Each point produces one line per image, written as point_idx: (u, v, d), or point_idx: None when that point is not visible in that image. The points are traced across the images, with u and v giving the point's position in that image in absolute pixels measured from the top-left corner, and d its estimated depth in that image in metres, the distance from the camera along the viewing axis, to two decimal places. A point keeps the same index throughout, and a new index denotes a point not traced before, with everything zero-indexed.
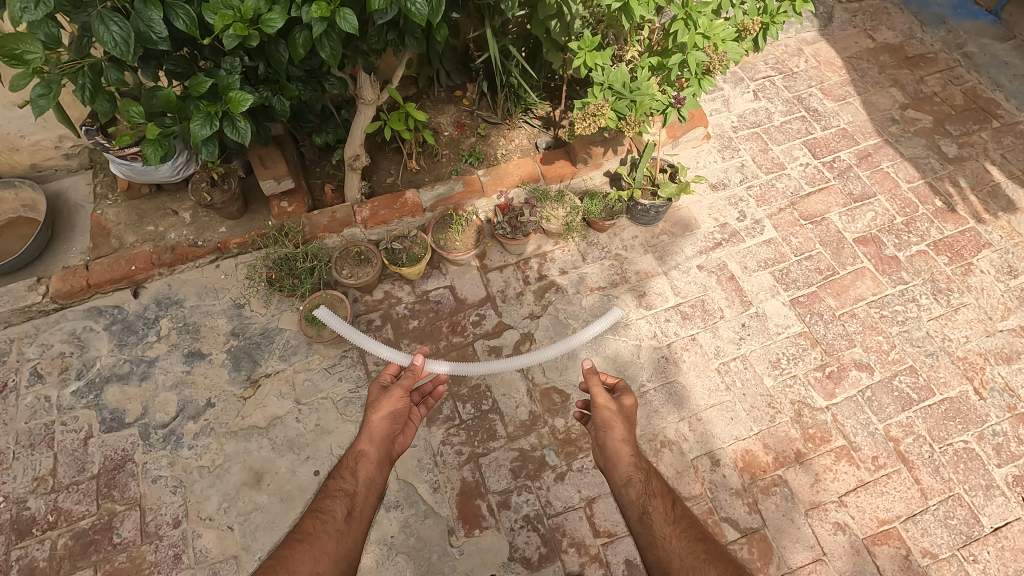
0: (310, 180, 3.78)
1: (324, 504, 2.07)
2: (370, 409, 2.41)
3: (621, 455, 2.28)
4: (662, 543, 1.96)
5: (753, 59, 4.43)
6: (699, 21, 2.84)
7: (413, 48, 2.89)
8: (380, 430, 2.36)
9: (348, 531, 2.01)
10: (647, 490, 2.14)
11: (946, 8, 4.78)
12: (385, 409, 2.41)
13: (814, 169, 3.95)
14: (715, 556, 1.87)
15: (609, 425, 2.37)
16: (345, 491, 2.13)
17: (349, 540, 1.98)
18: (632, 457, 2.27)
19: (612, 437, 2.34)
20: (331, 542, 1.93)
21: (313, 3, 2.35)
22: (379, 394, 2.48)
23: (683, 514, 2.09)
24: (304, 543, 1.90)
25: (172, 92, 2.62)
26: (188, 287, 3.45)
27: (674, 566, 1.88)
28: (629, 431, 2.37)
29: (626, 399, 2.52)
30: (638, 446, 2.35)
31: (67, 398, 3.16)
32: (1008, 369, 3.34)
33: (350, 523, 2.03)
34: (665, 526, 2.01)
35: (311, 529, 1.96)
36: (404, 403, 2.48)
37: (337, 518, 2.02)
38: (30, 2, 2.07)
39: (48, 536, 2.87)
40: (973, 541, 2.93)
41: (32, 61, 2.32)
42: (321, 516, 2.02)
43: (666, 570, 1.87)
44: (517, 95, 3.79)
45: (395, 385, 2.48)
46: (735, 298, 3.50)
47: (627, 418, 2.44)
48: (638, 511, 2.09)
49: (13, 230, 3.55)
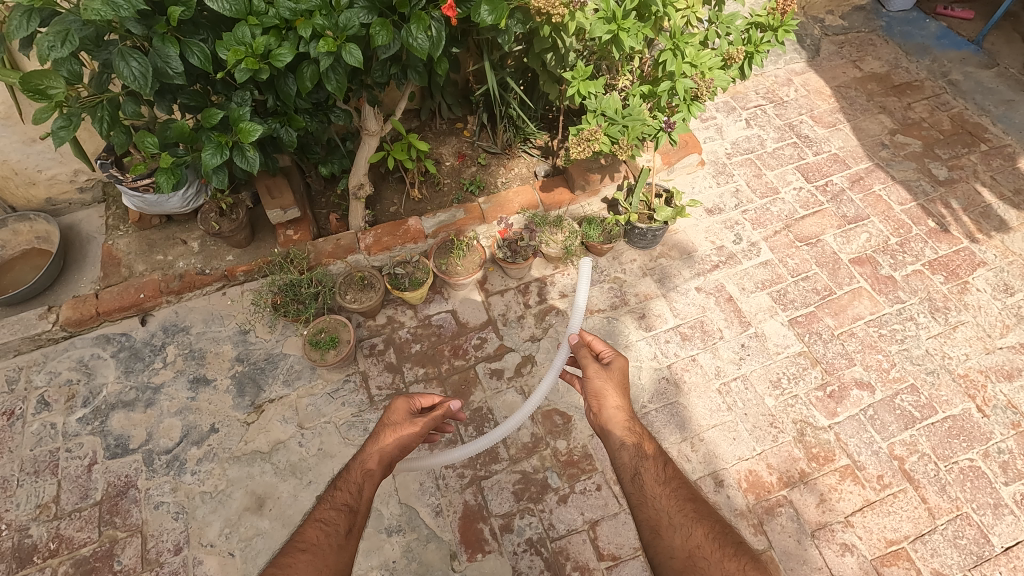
0: (316, 210, 3.89)
1: (327, 515, 2.05)
2: (386, 433, 2.31)
3: (615, 420, 2.33)
4: (652, 502, 2.05)
5: (743, 89, 4.58)
6: (687, 50, 2.96)
7: (416, 81, 3.00)
8: (389, 456, 2.28)
9: (347, 546, 1.98)
10: (639, 452, 2.21)
11: (930, 39, 4.95)
12: (400, 440, 2.31)
13: (807, 193, 4.04)
14: (703, 517, 1.98)
15: (601, 394, 2.40)
16: (348, 505, 2.11)
17: (346, 555, 1.96)
18: (626, 423, 2.32)
19: (604, 405, 2.37)
20: (330, 557, 1.91)
21: (320, 39, 2.50)
22: (399, 418, 2.36)
23: (674, 473, 2.15)
24: (306, 553, 1.90)
25: (186, 124, 2.75)
26: (194, 314, 3.51)
27: (663, 523, 1.99)
28: (623, 398, 2.39)
29: (618, 362, 2.45)
30: (632, 409, 2.39)
31: (73, 425, 3.19)
32: (1009, 387, 3.34)
33: (349, 539, 2.01)
34: (657, 487, 2.09)
35: (313, 541, 1.94)
36: (417, 439, 2.37)
37: (340, 532, 2.00)
38: (56, 40, 2.22)
39: (49, 564, 2.86)
40: (984, 561, 2.88)
41: (55, 96, 2.50)
42: (325, 527, 2.00)
43: (656, 527, 1.98)
44: (515, 126, 3.93)
45: (418, 421, 2.36)
46: (734, 318, 3.54)
47: (620, 383, 2.42)
48: (631, 472, 2.16)
49: (27, 262, 3.65)
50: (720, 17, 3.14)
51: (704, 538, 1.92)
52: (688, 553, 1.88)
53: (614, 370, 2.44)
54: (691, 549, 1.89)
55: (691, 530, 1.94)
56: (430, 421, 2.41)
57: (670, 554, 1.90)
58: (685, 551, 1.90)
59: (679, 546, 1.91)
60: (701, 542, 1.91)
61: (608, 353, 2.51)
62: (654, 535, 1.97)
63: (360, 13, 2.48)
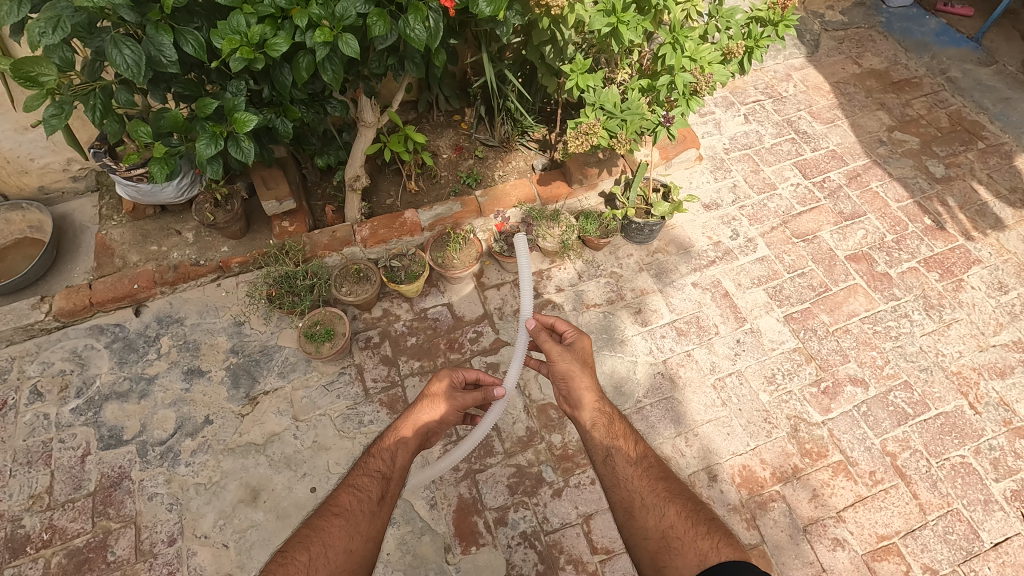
0: (312, 201, 3.86)
1: (361, 481, 2.07)
2: (424, 403, 2.32)
3: (585, 401, 2.32)
4: (625, 483, 2.02)
5: (742, 84, 4.57)
6: (687, 44, 2.94)
7: (413, 72, 2.97)
8: (424, 423, 2.29)
9: (379, 514, 2.00)
10: (609, 434, 2.20)
11: (929, 36, 4.94)
12: (438, 412, 2.31)
13: (805, 189, 4.04)
14: (675, 495, 1.95)
15: (569, 375, 2.36)
16: (381, 472, 2.12)
17: (379, 522, 1.98)
18: (595, 403, 2.31)
19: (573, 386, 2.34)
20: (363, 522, 1.94)
21: (317, 29, 2.46)
22: (438, 389, 2.37)
23: (646, 453, 2.12)
24: (339, 518, 1.93)
25: (180, 114, 2.71)
26: (189, 305, 3.49)
27: (636, 504, 1.95)
28: (591, 377, 2.36)
29: (581, 341, 2.43)
30: (601, 389, 2.36)
31: (66, 415, 3.17)
32: (1002, 384, 3.36)
33: (381, 507, 2.02)
34: (628, 468, 2.06)
35: (346, 505, 1.97)
36: (453, 413, 2.38)
37: (371, 499, 2.02)
38: (48, 26, 2.19)
39: (42, 555, 2.85)
40: (974, 557, 2.91)
41: (46, 83, 2.45)
42: (357, 493, 2.02)
43: (630, 509, 1.94)
44: (513, 118, 3.90)
45: (456, 395, 2.36)
46: (730, 314, 3.54)
47: (587, 362, 2.39)
48: (602, 455, 2.14)
49: (19, 251, 3.62)
50: (720, 11, 3.12)
51: (676, 517, 1.87)
52: (662, 533, 1.84)
53: (576, 350, 2.41)
54: (664, 530, 1.85)
55: (664, 511, 1.90)
56: (468, 398, 2.40)
57: (645, 535, 1.86)
58: (658, 531, 1.85)
59: (652, 527, 1.87)
60: (674, 522, 1.86)
61: (570, 333, 2.48)
62: (627, 517, 1.93)
63: (357, 2, 2.43)
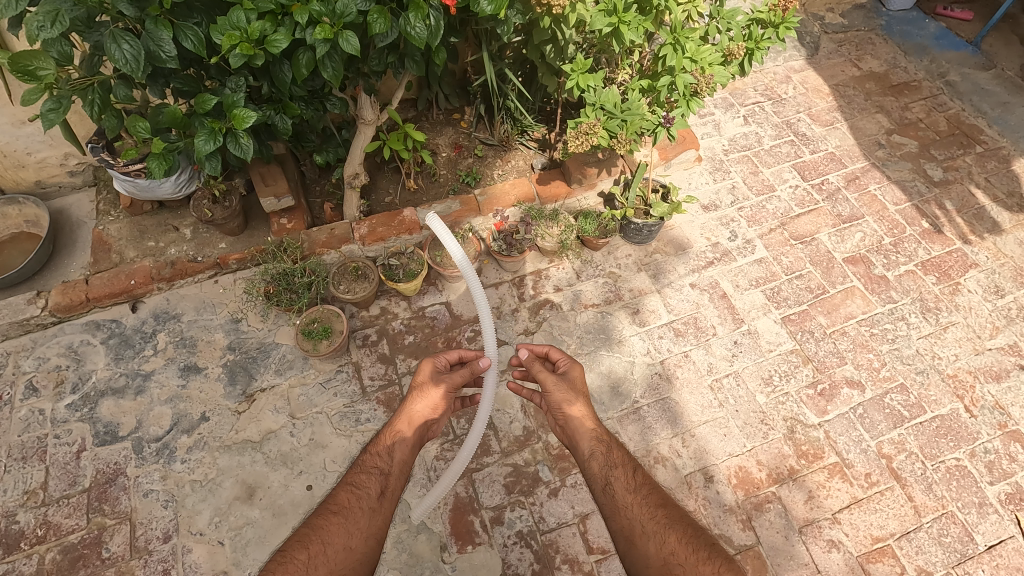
0: (310, 198, 3.85)
1: (360, 479, 2.07)
2: (416, 395, 2.35)
3: (582, 430, 2.30)
4: (625, 510, 2.02)
5: (742, 85, 4.57)
6: (688, 45, 2.94)
7: (413, 70, 2.96)
8: (419, 416, 2.31)
9: (379, 510, 1.99)
10: (608, 462, 2.18)
11: (929, 39, 4.95)
12: (431, 400, 2.33)
13: (803, 191, 4.05)
14: (675, 521, 1.96)
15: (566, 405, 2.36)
16: (380, 468, 2.12)
17: (379, 518, 1.97)
18: (593, 431, 2.29)
19: (569, 417, 2.33)
20: (362, 519, 1.94)
21: (317, 25, 2.46)
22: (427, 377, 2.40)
23: (645, 479, 2.12)
24: (338, 516, 1.92)
25: (179, 109, 2.70)
26: (186, 301, 3.48)
27: (637, 532, 1.95)
28: (587, 406, 2.37)
29: (574, 371, 2.46)
30: (597, 416, 2.36)
31: (62, 411, 3.16)
32: (997, 388, 3.38)
33: (381, 502, 2.01)
34: (628, 495, 2.06)
35: (345, 503, 1.97)
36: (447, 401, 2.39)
37: (370, 496, 2.01)
38: (46, 20, 2.18)
39: (36, 551, 2.84)
40: (968, 559, 2.92)
41: (44, 77, 2.43)
42: (356, 490, 2.02)
43: (631, 537, 1.95)
44: (513, 117, 3.91)
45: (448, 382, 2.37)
46: (728, 315, 3.55)
47: (582, 393, 2.42)
48: (601, 483, 2.12)
49: (16, 246, 3.60)
50: (721, 12, 3.12)
51: (678, 543, 1.89)
52: (664, 560, 1.85)
53: (571, 379, 2.44)
54: (666, 556, 1.86)
55: (665, 537, 1.91)
56: (456, 378, 2.41)
57: (647, 563, 1.87)
58: (660, 559, 1.86)
59: (654, 554, 1.87)
60: (675, 548, 1.88)
61: (563, 362, 2.51)
62: (629, 545, 1.94)
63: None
